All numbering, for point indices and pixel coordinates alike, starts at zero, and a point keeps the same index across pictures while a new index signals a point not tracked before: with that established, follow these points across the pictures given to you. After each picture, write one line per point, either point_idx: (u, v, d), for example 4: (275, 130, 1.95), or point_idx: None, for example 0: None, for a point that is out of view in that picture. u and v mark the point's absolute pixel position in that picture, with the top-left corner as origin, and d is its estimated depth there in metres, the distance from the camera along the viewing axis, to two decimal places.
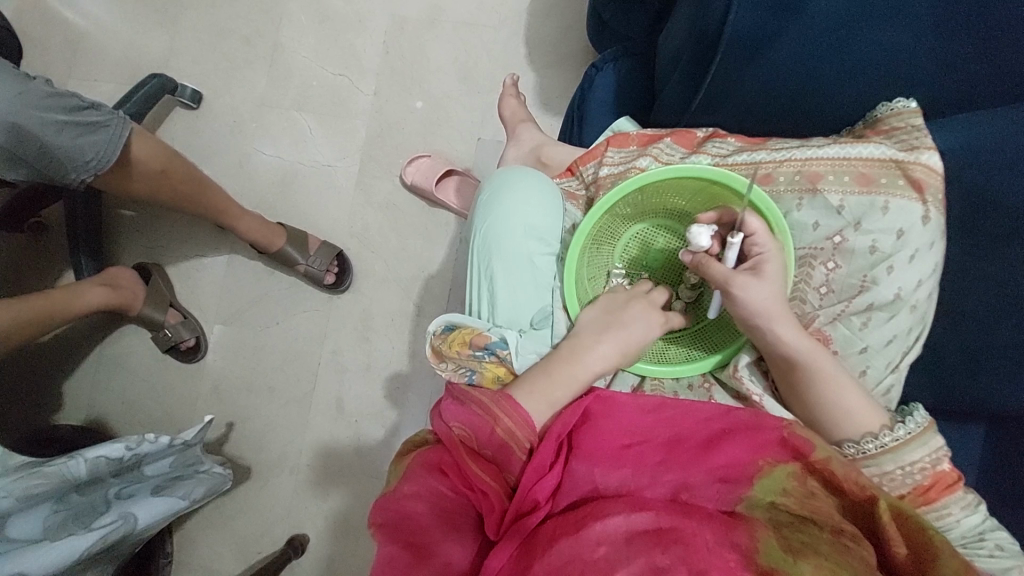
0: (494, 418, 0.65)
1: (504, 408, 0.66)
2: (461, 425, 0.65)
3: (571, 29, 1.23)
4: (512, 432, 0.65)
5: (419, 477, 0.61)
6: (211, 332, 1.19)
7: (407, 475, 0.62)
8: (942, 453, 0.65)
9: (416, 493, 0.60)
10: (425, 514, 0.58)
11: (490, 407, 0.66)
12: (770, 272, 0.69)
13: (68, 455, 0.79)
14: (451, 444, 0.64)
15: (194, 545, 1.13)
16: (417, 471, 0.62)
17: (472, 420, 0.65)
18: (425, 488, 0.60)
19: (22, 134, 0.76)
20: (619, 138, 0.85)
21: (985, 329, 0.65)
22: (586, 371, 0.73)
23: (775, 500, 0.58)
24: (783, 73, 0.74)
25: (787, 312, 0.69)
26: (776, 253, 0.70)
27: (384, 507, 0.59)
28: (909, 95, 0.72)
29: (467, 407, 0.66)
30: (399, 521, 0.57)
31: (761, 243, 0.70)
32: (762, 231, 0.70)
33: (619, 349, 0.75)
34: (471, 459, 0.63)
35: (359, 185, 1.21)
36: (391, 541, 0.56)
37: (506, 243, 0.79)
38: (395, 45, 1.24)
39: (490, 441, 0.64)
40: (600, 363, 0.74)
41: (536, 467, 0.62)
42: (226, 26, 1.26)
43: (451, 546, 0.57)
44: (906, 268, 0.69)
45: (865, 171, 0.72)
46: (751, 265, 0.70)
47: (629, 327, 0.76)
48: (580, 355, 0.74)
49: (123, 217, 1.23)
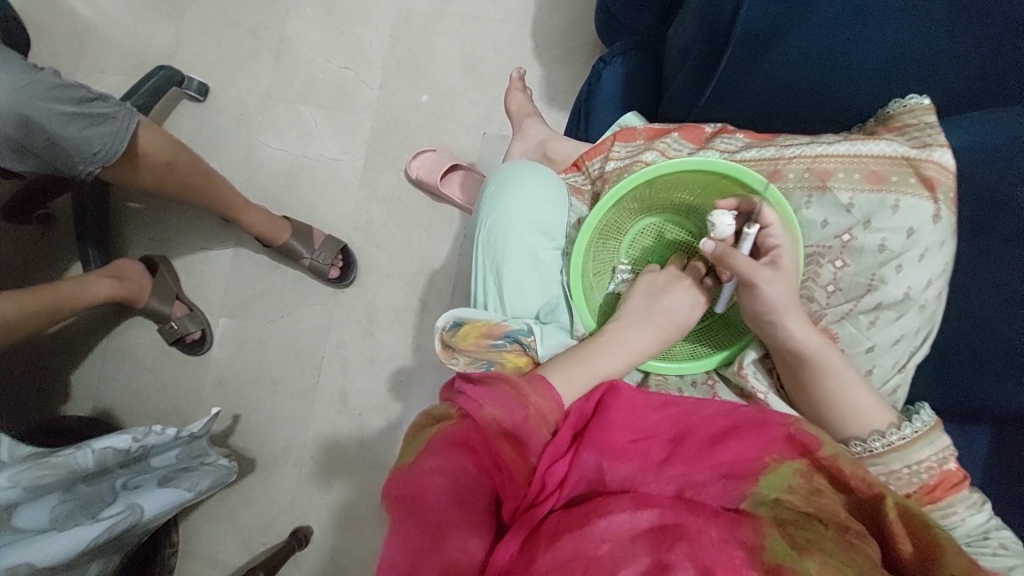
0: (524, 400, 0.64)
1: (534, 391, 0.65)
2: (494, 405, 0.61)
3: (578, 23, 1.22)
4: (537, 417, 0.63)
5: (442, 452, 0.56)
6: (216, 325, 1.19)
7: (426, 449, 0.58)
8: (949, 452, 0.64)
9: (437, 467, 0.55)
10: (445, 490, 0.53)
11: (521, 388, 0.65)
12: (785, 264, 0.69)
13: (75, 446, 0.78)
14: (482, 423, 0.60)
15: (198, 535, 1.14)
16: (440, 445, 0.57)
17: (503, 400, 0.62)
18: (448, 464, 0.55)
19: (30, 125, 0.77)
20: (626, 132, 0.84)
21: (995, 329, 0.64)
22: (618, 362, 0.73)
23: (779, 496, 0.57)
24: (793, 69, 0.73)
25: (799, 308, 0.69)
26: (791, 248, 0.70)
27: (403, 479, 0.54)
28: (921, 91, 0.71)
29: (500, 389, 0.63)
30: (420, 497, 0.53)
31: (777, 235, 0.70)
32: (779, 224, 0.70)
33: (649, 341, 0.75)
34: (501, 441, 0.60)
35: (364, 179, 1.21)
36: (406, 520, 0.51)
37: (512, 238, 0.78)
38: (402, 37, 1.24)
39: (520, 423, 0.61)
40: (627, 359, 0.74)
41: (552, 454, 0.62)
42: (232, 19, 1.26)
43: (468, 534, 0.52)
44: (916, 267, 0.68)
45: (876, 168, 0.71)
46: (769, 259, 0.70)
47: (654, 325, 0.76)
48: (603, 347, 0.73)
49: (130, 210, 1.23)
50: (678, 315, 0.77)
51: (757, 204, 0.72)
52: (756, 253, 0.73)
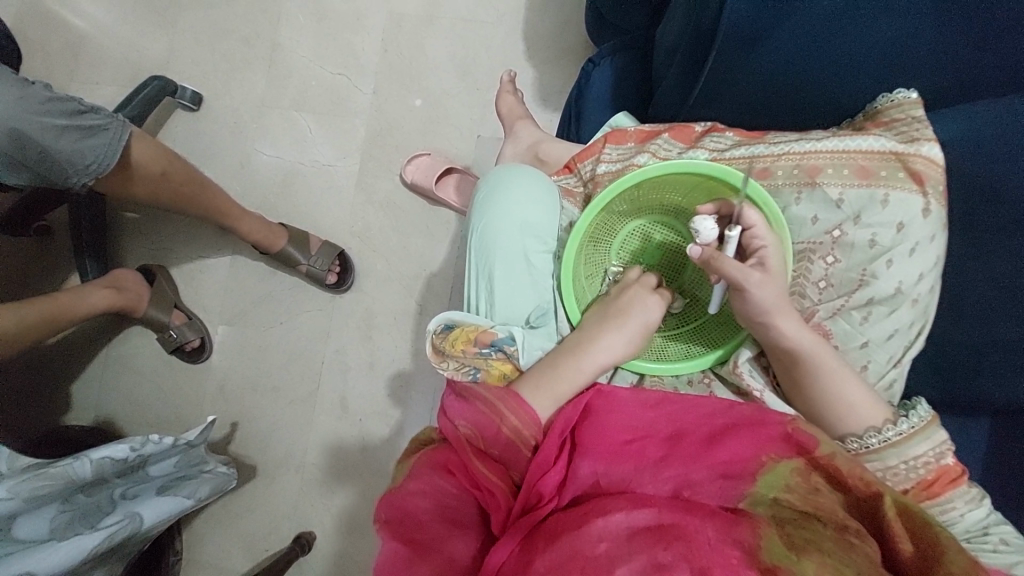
0: (499, 416, 0.65)
1: (511, 405, 0.66)
2: (467, 423, 0.64)
3: (569, 23, 1.22)
4: (516, 431, 0.64)
5: (425, 473, 0.61)
6: (216, 333, 1.20)
7: (412, 471, 0.62)
8: (946, 447, 0.64)
9: (421, 490, 0.60)
10: (428, 510, 0.58)
11: (497, 405, 0.66)
12: (773, 264, 0.69)
13: (74, 457, 0.80)
14: (457, 442, 0.64)
15: (202, 543, 1.14)
16: (422, 469, 0.62)
17: (478, 418, 0.64)
18: (430, 487, 0.60)
19: (22, 139, 0.77)
20: (617, 135, 0.84)
21: (989, 322, 0.64)
22: (585, 369, 0.73)
23: (778, 496, 0.56)
24: (779, 67, 0.73)
25: (789, 305, 0.68)
26: (776, 246, 0.69)
27: (389, 504, 0.59)
28: (910, 85, 0.71)
29: (473, 404, 0.65)
30: (405, 519, 0.57)
31: (761, 236, 0.69)
32: (761, 223, 0.69)
33: (603, 353, 0.74)
34: (477, 457, 0.62)
35: (360, 184, 1.21)
36: (394, 538, 0.56)
37: (502, 242, 0.79)
38: (393, 43, 1.24)
39: (497, 439, 0.64)
40: (592, 365, 0.73)
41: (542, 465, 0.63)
42: (225, 28, 1.27)
43: (453, 542, 0.57)
44: (906, 261, 0.69)
45: (865, 164, 0.71)
46: (755, 260, 0.69)
47: (597, 337, 0.75)
48: (555, 363, 0.73)
49: (127, 219, 1.24)
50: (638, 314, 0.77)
51: (737, 205, 0.72)
52: (743, 253, 0.73)
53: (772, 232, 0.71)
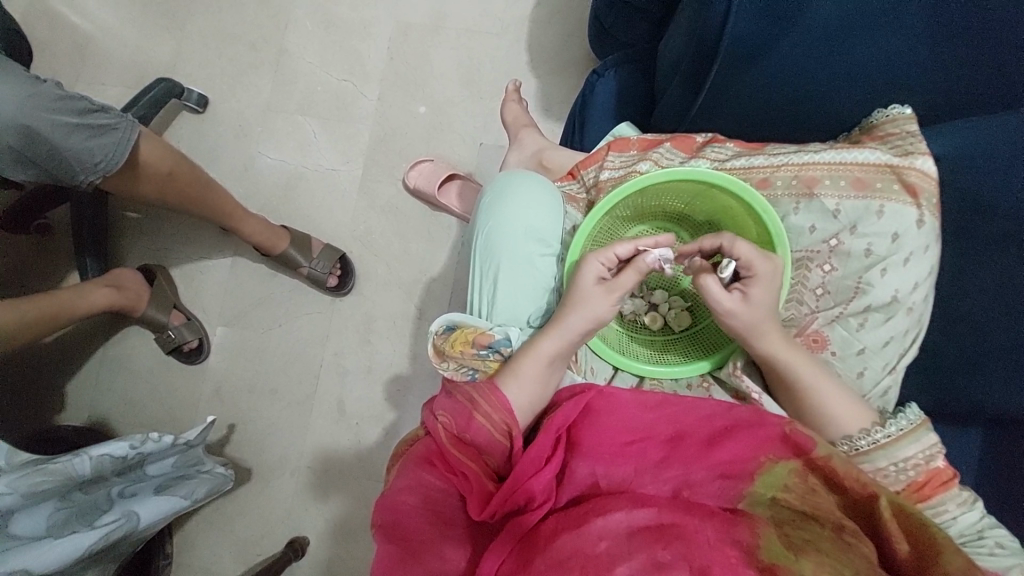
0: (474, 405, 0.67)
1: (485, 395, 0.68)
2: (446, 414, 0.67)
3: (573, 36, 1.25)
4: (490, 417, 0.66)
5: (410, 470, 0.63)
6: (214, 334, 1.20)
7: (400, 470, 0.65)
8: (935, 450, 0.65)
9: (408, 487, 0.62)
10: (416, 507, 0.60)
11: (473, 395, 0.68)
12: (756, 297, 0.68)
13: (73, 453, 0.77)
14: (436, 433, 0.66)
15: (194, 546, 1.13)
16: (408, 466, 0.64)
17: (455, 408, 0.67)
18: (416, 482, 0.62)
19: (34, 136, 0.78)
20: (620, 143, 0.86)
21: (983, 333, 0.65)
22: (549, 348, 0.72)
23: (776, 496, 0.57)
24: (782, 79, 0.75)
25: (777, 326, 0.70)
26: (768, 278, 0.69)
27: (383, 507, 0.61)
28: (903, 100, 0.74)
29: (454, 398, 0.68)
30: (398, 519, 0.59)
31: (754, 268, 0.69)
32: (752, 255, 0.68)
33: (578, 329, 0.73)
34: (455, 447, 0.65)
35: (362, 189, 1.22)
36: (388, 541, 0.58)
37: (508, 244, 0.80)
38: (399, 50, 1.26)
39: (473, 428, 0.66)
40: (559, 342, 0.72)
41: (518, 454, 0.65)
42: (233, 33, 1.28)
43: (442, 543, 0.58)
44: (901, 270, 0.71)
45: (861, 176, 0.73)
46: (739, 290, 0.69)
47: (570, 311, 0.73)
48: (530, 344, 0.73)
49: (129, 220, 1.24)
50: (587, 282, 0.73)
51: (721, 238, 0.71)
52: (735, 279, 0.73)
53: (775, 255, 0.72)
